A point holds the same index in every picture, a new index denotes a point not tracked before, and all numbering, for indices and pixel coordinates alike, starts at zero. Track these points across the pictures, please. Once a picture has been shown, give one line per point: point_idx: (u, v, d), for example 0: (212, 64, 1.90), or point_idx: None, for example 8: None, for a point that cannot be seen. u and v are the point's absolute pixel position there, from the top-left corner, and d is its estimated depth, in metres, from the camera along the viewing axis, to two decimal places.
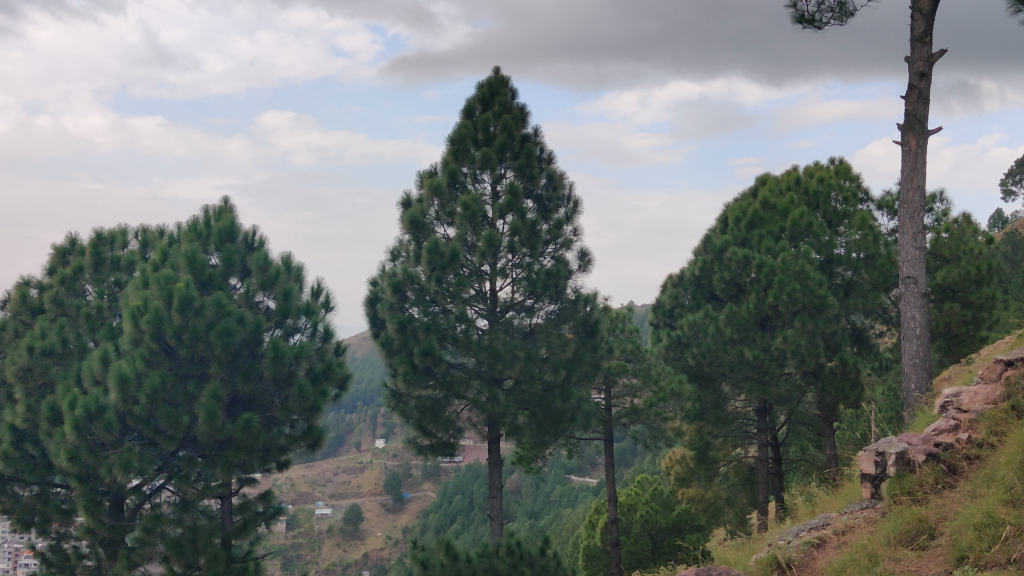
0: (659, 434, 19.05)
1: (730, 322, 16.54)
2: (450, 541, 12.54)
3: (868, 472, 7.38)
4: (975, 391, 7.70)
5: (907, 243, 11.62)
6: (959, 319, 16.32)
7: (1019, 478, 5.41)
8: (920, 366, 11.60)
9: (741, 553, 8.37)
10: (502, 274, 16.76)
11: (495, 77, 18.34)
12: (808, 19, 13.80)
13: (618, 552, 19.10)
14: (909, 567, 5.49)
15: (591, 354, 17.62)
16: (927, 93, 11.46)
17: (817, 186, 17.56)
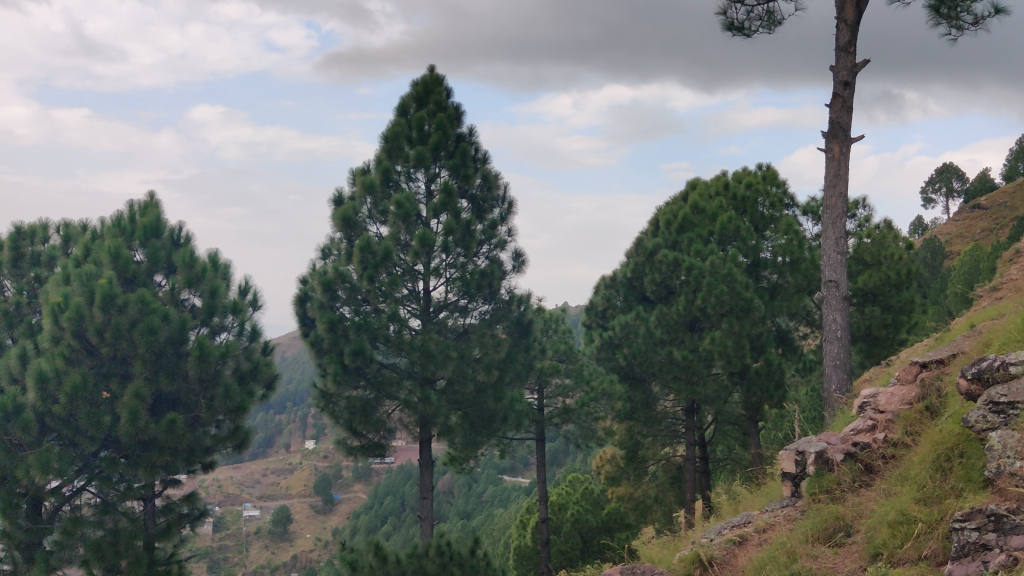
0: (590, 434, 19.37)
1: (660, 323, 16.69)
2: (379, 543, 12.38)
3: (788, 471, 7.52)
4: (891, 392, 7.92)
5: (831, 249, 11.91)
6: (879, 322, 16.80)
7: (931, 476, 5.56)
8: (840, 367, 11.90)
9: (666, 552, 8.45)
10: (436, 274, 16.73)
11: (429, 76, 18.34)
12: (737, 27, 14.05)
13: (548, 551, 19.18)
14: (826, 563, 5.61)
15: (523, 354, 17.81)
16: (851, 101, 11.75)
17: (745, 191, 17.88)
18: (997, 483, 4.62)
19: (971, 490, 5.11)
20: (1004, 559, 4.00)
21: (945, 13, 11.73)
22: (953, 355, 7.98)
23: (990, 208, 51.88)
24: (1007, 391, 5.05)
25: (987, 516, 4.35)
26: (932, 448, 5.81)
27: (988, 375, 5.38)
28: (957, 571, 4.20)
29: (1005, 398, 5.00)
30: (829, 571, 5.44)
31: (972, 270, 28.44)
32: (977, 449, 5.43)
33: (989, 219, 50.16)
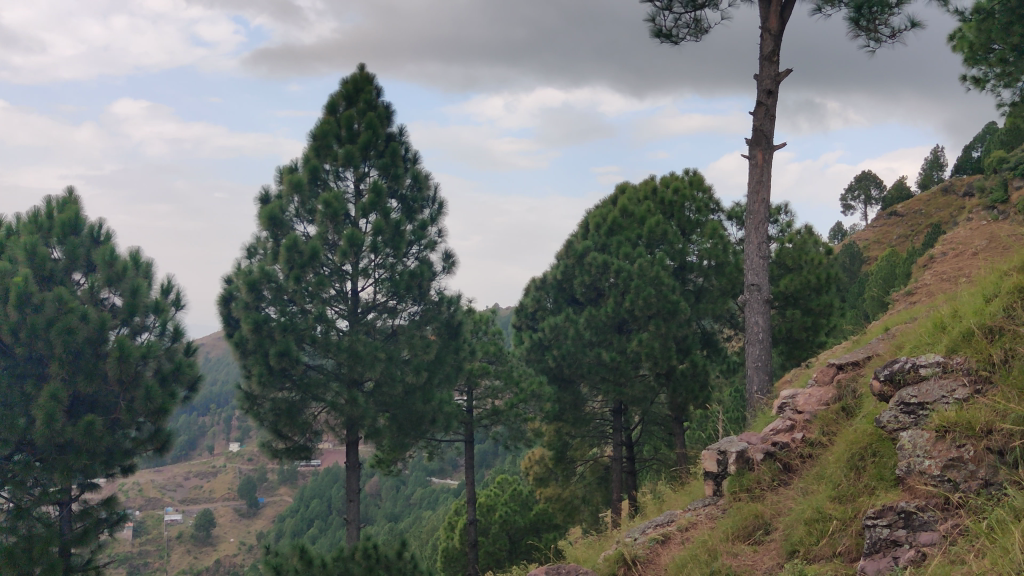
0: (519, 435, 19.42)
1: (589, 324, 16.75)
2: (304, 546, 12.11)
3: (710, 471, 7.68)
4: (809, 393, 8.15)
5: (753, 253, 12.17)
6: (800, 325, 17.21)
7: (845, 474, 5.75)
8: (762, 369, 12.14)
9: (592, 552, 8.57)
10: (364, 274, 16.63)
11: (359, 75, 18.25)
12: (665, 34, 14.30)
13: (475, 552, 19.17)
14: (745, 561, 5.74)
15: (453, 355, 17.85)
16: (774, 110, 12.05)
17: (672, 196, 18.17)
18: (907, 481, 4.74)
19: (883, 488, 5.29)
20: (912, 555, 4.15)
21: (864, 26, 12.12)
22: (867, 357, 8.26)
23: (906, 215, 53.54)
24: (917, 392, 5.25)
25: (897, 512, 4.51)
26: (847, 447, 6.00)
27: (899, 376, 5.59)
28: (868, 567, 4.34)
29: (915, 398, 5.20)
30: (748, 569, 5.57)
31: (889, 275, 29.29)
32: (890, 449, 5.62)
33: (905, 226, 51.81)
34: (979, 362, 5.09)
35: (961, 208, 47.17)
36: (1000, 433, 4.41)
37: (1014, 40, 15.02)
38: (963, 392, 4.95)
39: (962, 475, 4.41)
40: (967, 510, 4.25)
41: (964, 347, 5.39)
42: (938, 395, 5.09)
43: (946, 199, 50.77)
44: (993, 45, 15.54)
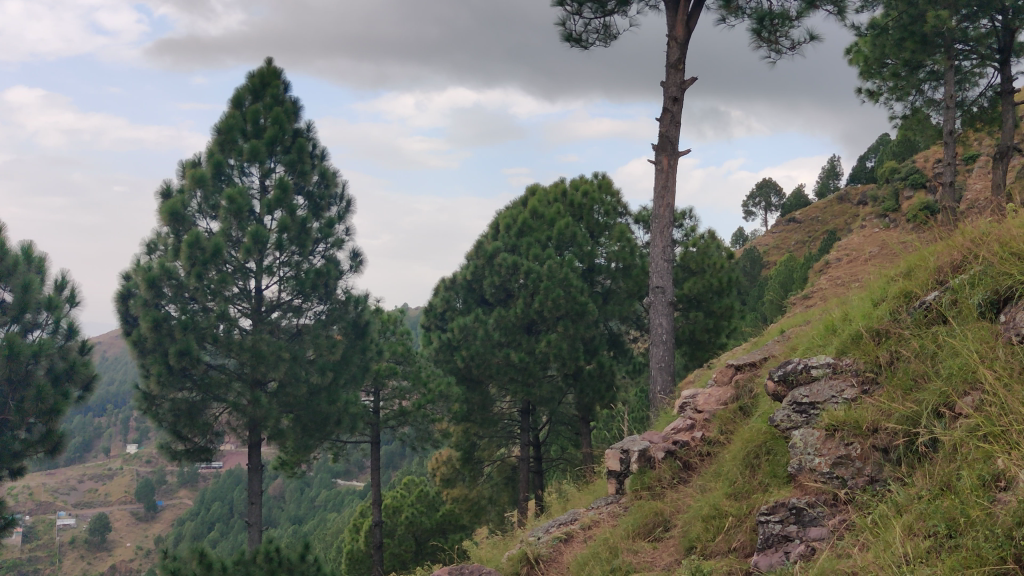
0: (426, 436, 19.57)
1: (498, 325, 16.71)
2: (204, 550, 11.77)
3: (613, 469, 7.79)
4: (709, 393, 8.37)
5: (658, 256, 12.40)
6: (702, 327, 17.63)
7: (742, 472, 5.93)
8: (665, 370, 12.40)
9: (496, 552, 8.62)
10: (268, 272, 16.37)
11: (266, 69, 17.93)
12: (575, 39, 14.49)
13: (380, 554, 19.05)
14: (645, 558, 5.86)
15: (360, 355, 17.63)
16: (679, 117, 12.34)
17: (582, 198, 18.38)
18: (798, 478, 4.93)
19: (776, 485, 5.46)
20: (803, 549, 4.30)
21: (766, 37, 12.53)
22: (763, 358, 8.53)
23: (803, 222, 55.36)
24: (809, 392, 5.45)
25: (789, 509, 4.68)
26: (743, 445, 6.20)
27: (792, 376, 5.80)
28: (761, 563, 4.48)
29: (807, 398, 5.40)
30: (647, 566, 5.69)
31: (787, 279, 30.24)
32: (782, 447, 5.81)
33: (803, 233, 53.42)
34: (867, 363, 5.31)
35: (856, 215, 49.06)
36: (885, 432, 4.61)
37: (905, 55, 15.77)
38: (852, 392, 5.16)
39: (850, 473, 4.59)
40: (853, 506, 4.41)
41: (854, 349, 5.62)
42: (828, 395, 5.29)
43: (842, 207, 52.73)
44: (886, 60, 16.40)
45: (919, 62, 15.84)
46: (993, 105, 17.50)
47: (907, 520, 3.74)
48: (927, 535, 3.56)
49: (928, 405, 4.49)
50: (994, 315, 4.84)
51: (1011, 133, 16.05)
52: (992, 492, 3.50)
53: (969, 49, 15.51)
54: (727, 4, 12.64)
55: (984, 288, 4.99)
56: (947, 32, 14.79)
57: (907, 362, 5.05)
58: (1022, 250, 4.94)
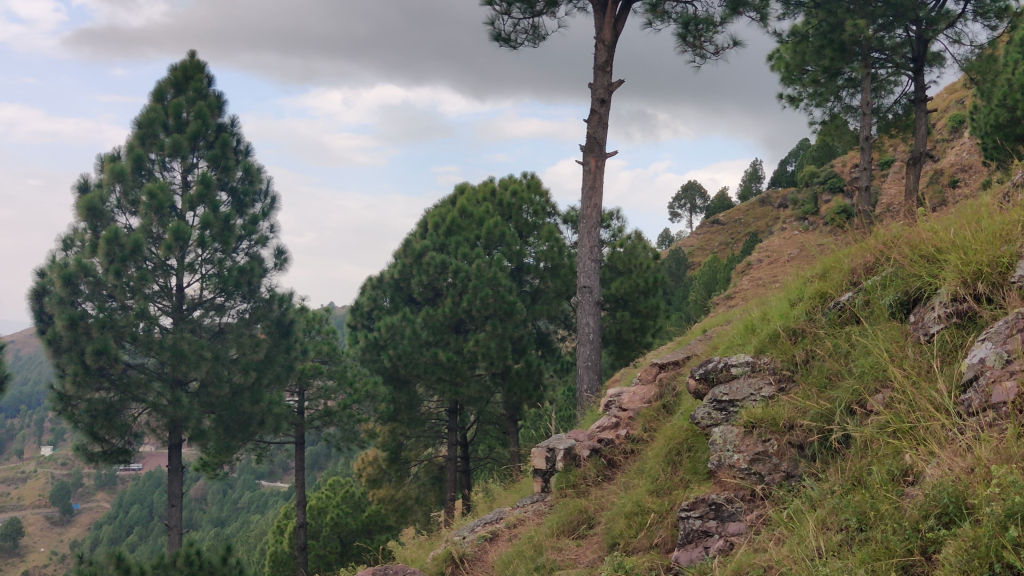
0: (352, 436, 18.95)
1: (426, 324, 16.62)
2: (122, 554, 11.42)
3: (538, 468, 7.83)
4: (634, 391, 8.47)
5: (585, 257, 12.51)
6: (629, 326, 17.85)
7: (664, 469, 6.02)
8: (592, 368, 12.51)
9: (421, 552, 8.60)
10: (190, 270, 16.06)
11: (189, 61, 17.53)
12: (504, 38, 14.53)
13: (304, 555, 18.79)
14: (569, 554, 5.91)
15: (284, 355, 17.37)
16: (607, 118, 12.47)
17: (511, 198, 18.47)
18: (717, 474, 5.04)
19: (696, 481, 5.56)
20: (722, 544, 4.39)
21: (691, 42, 12.75)
22: (686, 357, 8.70)
23: (727, 223, 56.51)
24: (728, 391, 5.57)
25: (709, 505, 4.79)
26: (666, 443, 6.30)
27: (713, 375, 5.92)
28: (681, 558, 4.56)
29: (727, 396, 5.51)
30: (571, 562, 5.74)
31: (710, 280, 30.85)
32: (703, 444, 5.91)
33: (726, 234, 54.46)
34: (784, 361, 5.45)
35: (776, 218, 50.23)
36: (801, 429, 4.74)
37: (825, 62, 16.23)
38: (769, 390, 5.29)
39: (767, 468, 4.70)
40: (770, 501, 4.52)
41: (771, 347, 5.76)
42: (747, 393, 5.41)
43: (763, 210, 53.92)
44: (806, 67, 16.89)
45: (838, 68, 16.39)
46: (907, 113, 18.09)
47: (820, 515, 3.84)
48: (840, 529, 3.66)
49: (841, 403, 4.61)
50: (904, 315, 5.02)
51: (924, 140, 16.60)
52: (900, 486, 3.62)
53: (884, 57, 16.03)
54: (653, 8, 12.83)
55: (895, 289, 5.16)
56: (864, 40, 15.27)
57: (823, 361, 5.19)
58: (930, 252, 5.13)
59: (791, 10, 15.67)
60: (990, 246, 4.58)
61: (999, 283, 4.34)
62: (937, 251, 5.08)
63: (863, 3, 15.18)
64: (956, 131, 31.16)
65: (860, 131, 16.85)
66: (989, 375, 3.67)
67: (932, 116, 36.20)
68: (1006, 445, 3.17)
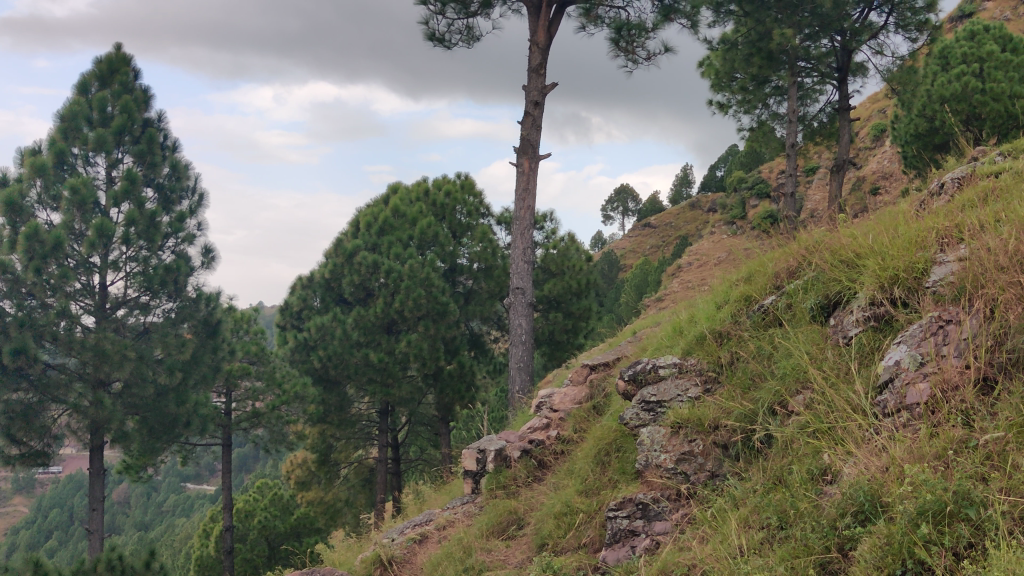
0: (280, 438, 18.58)
1: (357, 325, 16.46)
2: (40, 560, 11.05)
3: (469, 469, 7.83)
4: (564, 393, 8.55)
5: (519, 257, 12.55)
6: (561, 327, 17.96)
7: (592, 469, 6.09)
8: (524, 369, 12.54)
9: (349, 555, 8.55)
10: (114, 267, 15.68)
11: (115, 54, 17.13)
12: (438, 38, 14.52)
13: (230, 559, 18.47)
14: (498, 556, 5.92)
15: (211, 355, 17.05)
16: (540, 121, 12.56)
17: (444, 198, 18.46)
18: (645, 474, 5.11)
19: (624, 481, 5.62)
20: (647, 544, 4.45)
21: (623, 47, 12.92)
22: (616, 358, 8.83)
23: (658, 226, 57.31)
24: (656, 392, 5.65)
25: (636, 505, 4.85)
26: (595, 443, 6.37)
27: (641, 376, 6.01)
28: (609, 558, 4.62)
29: (654, 397, 5.59)
30: (500, 563, 5.76)
31: (641, 282, 31.30)
32: (631, 444, 6.00)
33: (657, 237, 55.25)
34: (710, 363, 5.57)
35: (705, 221, 51.15)
36: (725, 429, 4.83)
37: (753, 69, 16.54)
38: (695, 391, 5.39)
39: (692, 468, 4.80)
40: (695, 500, 4.61)
41: (698, 349, 5.88)
42: (674, 394, 5.50)
43: (693, 214, 54.83)
44: (734, 74, 17.25)
45: (765, 76, 16.75)
46: (831, 121, 18.58)
47: (743, 514, 3.92)
48: (761, 527, 3.75)
49: (764, 403, 4.72)
50: (824, 318, 5.16)
51: (847, 148, 17.08)
52: (819, 484, 3.72)
53: (810, 66, 16.43)
54: (586, 13, 12.95)
55: (816, 293, 5.30)
56: (791, 49, 15.63)
57: (746, 362, 5.31)
58: (850, 257, 5.29)
59: (721, 17, 16.22)
60: (906, 252, 4.75)
61: (914, 287, 4.50)
62: (857, 256, 5.25)
63: (791, 12, 15.54)
64: (877, 139, 32.13)
65: (786, 138, 17.25)
66: (903, 377, 3.79)
67: (854, 125, 37.32)
68: (918, 445, 3.29)
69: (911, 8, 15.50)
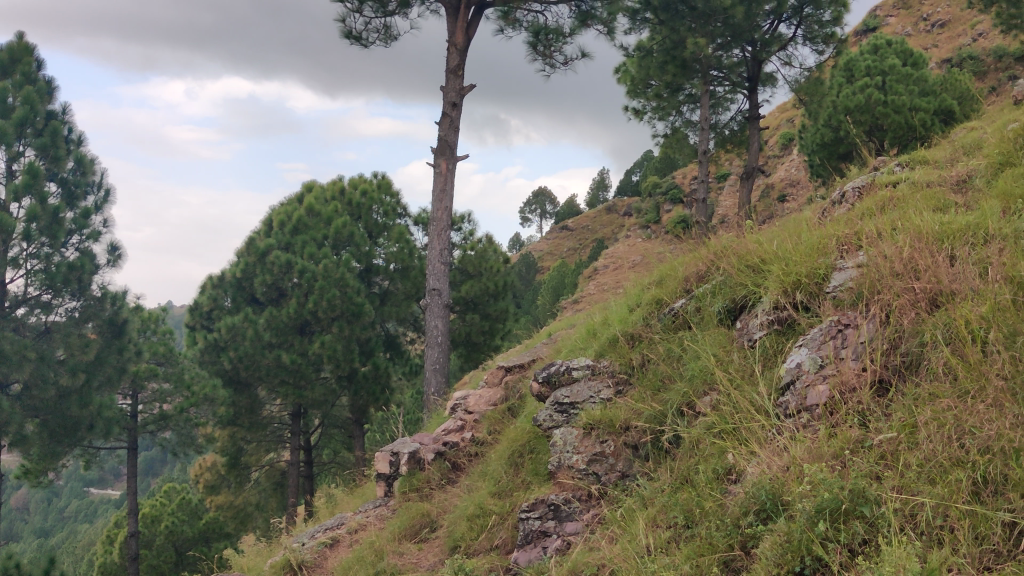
0: (188, 441, 17.99)
1: (269, 325, 16.04)
2: None
3: (382, 472, 7.79)
4: (479, 394, 8.54)
5: (436, 258, 12.50)
6: (478, 329, 17.96)
7: (506, 471, 6.12)
8: (439, 371, 12.50)
9: (258, 560, 8.40)
10: (13, 264, 15.11)
11: (16, 43, 16.49)
12: (355, 36, 14.40)
13: (135, 566, 17.95)
14: (410, 559, 5.89)
15: (116, 356, 16.49)
16: (458, 122, 12.56)
17: (360, 198, 18.24)
18: (557, 475, 5.15)
19: (537, 482, 5.66)
20: (559, 544, 4.50)
21: (541, 51, 13.00)
22: (531, 360, 8.90)
23: (575, 229, 57.86)
24: (569, 393, 5.72)
25: (548, 505, 4.90)
26: (509, 445, 6.41)
27: (555, 378, 6.07)
28: (521, 559, 4.65)
29: (567, 399, 5.66)
30: (412, 566, 5.73)
31: (558, 285, 31.61)
32: (545, 445, 6.05)
33: (574, 240, 55.83)
34: (622, 365, 5.66)
35: (622, 225, 51.91)
36: (635, 430, 4.91)
37: (667, 77, 16.82)
38: (607, 393, 5.47)
39: (603, 469, 4.86)
40: (605, 500, 4.66)
41: (610, 351, 5.97)
42: (586, 396, 5.58)
43: (610, 218, 55.57)
44: (650, 81, 17.55)
45: (679, 84, 17.10)
46: (742, 129, 19.03)
47: (651, 514, 4.00)
48: (668, 526, 3.82)
49: (673, 404, 4.81)
50: (731, 322, 5.29)
51: (757, 156, 17.50)
52: (724, 484, 3.82)
53: (722, 75, 16.83)
54: (504, 16, 12.99)
55: (723, 297, 5.43)
56: (704, 58, 15.98)
57: (656, 364, 5.41)
58: (755, 262, 5.45)
59: (637, 24, 16.23)
60: (809, 259, 4.91)
61: (816, 292, 4.66)
62: (762, 262, 5.41)
63: (705, 22, 15.84)
64: (786, 148, 33.10)
65: (699, 145, 17.63)
66: (804, 379, 3.91)
67: (765, 133, 38.37)
68: (817, 445, 3.40)
69: (818, 21, 15.94)
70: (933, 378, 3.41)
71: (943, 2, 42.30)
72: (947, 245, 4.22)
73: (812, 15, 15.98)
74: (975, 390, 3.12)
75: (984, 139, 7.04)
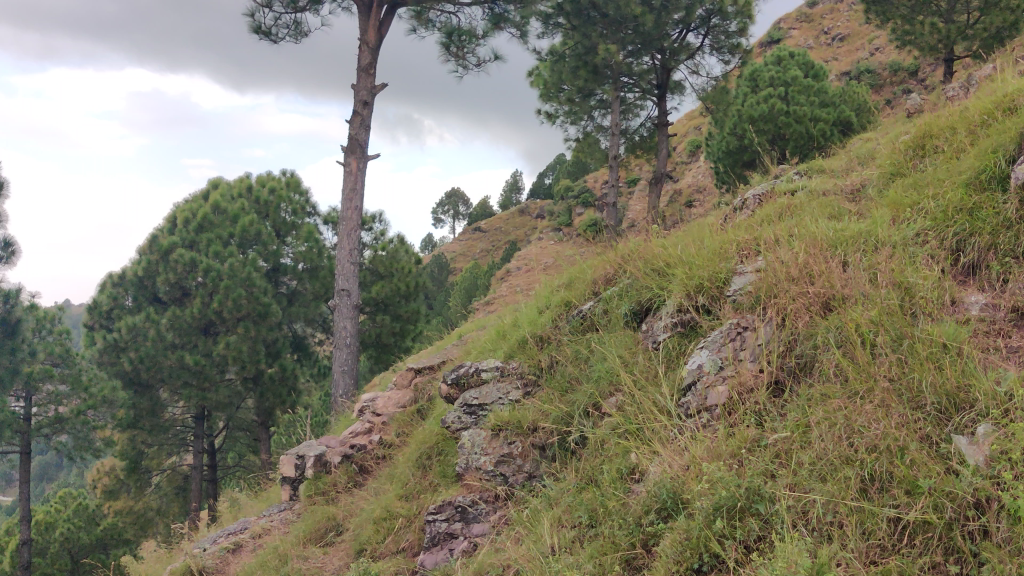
0: (86, 445, 17.16)
1: (172, 325, 15.72)
2: None
3: (287, 475, 7.69)
4: (388, 396, 8.48)
5: (345, 258, 12.37)
6: (388, 330, 17.86)
7: (413, 473, 6.10)
8: (348, 373, 12.36)
9: (157, 567, 8.20)
10: None
11: None
12: (264, 31, 14.16)
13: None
14: (315, 563, 5.81)
15: (8, 357, 15.81)
16: (369, 121, 12.47)
17: (268, 195, 17.91)
18: (464, 477, 5.15)
19: (444, 484, 5.66)
20: (465, 546, 4.52)
21: (453, 52, 13.01)
22: (442, 362, 8.89)
23: (488, 230, 57.97)
24: (478, 395, 5.74)
25: (455, 508, 4.91)
26: (416, 447, 6.40)
27: (464, 379, 6.09)
28: (426, 561, 4.64)
29: (476, 400, 5.68)
30: (317, 569, 5.67)
31: (471, 285, 31.67)
32: (453, 447, 6.05)
33: (487, 241, 56.03)
34: (530, 366, 5.71)
35: (534, 227, 52.32)
36: (542, 431, 4.96)
37: (579, 82, 16.99)
38: (515, 394, 5.51)
39: (511, 469, 4.89)
40: (512, 501, 4.69)
41: (519, 353, 6.02)
42: (495, 397, 5.61)
43: (523, 219, 55.89)
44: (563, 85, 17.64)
45: (590, 89, 17.32)
46: (651, 135, 19.38)
47: (556, 514, 4.04)
48: (573, 525, 3.87)
49: (579, 405, 4.88)
50: (636, 324, 5.38)
51: (665, 162, 17.86)
52: (627, 483, 3.89)
53: (632, 82, 17.14)
54: (417, 15, 12.94)
55: (630, 299, 5.52)
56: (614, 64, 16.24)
57: (564, 366, 5.47)
58: (661, 266, 5.56)
59: (549, 29, 16.41)
60: (710, 263, 5.05)
61: (717, 295, 4.79)
62: (667, 265, 5.52)
63: (615, 29, 16.07)
64: (692, 155, 33.91)
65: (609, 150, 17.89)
66: (705, 380, 4.01)
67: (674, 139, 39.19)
68: (716, 445, 3.49)
69: (724, 31, 16.34)
70: (825, 379, 3.55)
71: (842, 17, 43.81)
72: (840, 250, 4.39)
73: (718, 25, 16.35)
74: (863, 391, 3.26)
75: (876, 150, 7.33)
